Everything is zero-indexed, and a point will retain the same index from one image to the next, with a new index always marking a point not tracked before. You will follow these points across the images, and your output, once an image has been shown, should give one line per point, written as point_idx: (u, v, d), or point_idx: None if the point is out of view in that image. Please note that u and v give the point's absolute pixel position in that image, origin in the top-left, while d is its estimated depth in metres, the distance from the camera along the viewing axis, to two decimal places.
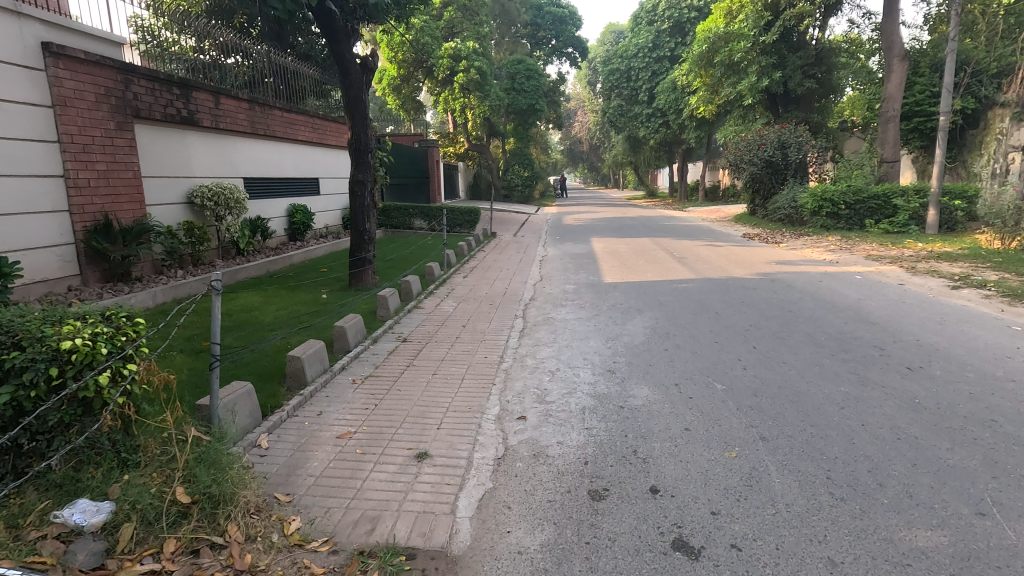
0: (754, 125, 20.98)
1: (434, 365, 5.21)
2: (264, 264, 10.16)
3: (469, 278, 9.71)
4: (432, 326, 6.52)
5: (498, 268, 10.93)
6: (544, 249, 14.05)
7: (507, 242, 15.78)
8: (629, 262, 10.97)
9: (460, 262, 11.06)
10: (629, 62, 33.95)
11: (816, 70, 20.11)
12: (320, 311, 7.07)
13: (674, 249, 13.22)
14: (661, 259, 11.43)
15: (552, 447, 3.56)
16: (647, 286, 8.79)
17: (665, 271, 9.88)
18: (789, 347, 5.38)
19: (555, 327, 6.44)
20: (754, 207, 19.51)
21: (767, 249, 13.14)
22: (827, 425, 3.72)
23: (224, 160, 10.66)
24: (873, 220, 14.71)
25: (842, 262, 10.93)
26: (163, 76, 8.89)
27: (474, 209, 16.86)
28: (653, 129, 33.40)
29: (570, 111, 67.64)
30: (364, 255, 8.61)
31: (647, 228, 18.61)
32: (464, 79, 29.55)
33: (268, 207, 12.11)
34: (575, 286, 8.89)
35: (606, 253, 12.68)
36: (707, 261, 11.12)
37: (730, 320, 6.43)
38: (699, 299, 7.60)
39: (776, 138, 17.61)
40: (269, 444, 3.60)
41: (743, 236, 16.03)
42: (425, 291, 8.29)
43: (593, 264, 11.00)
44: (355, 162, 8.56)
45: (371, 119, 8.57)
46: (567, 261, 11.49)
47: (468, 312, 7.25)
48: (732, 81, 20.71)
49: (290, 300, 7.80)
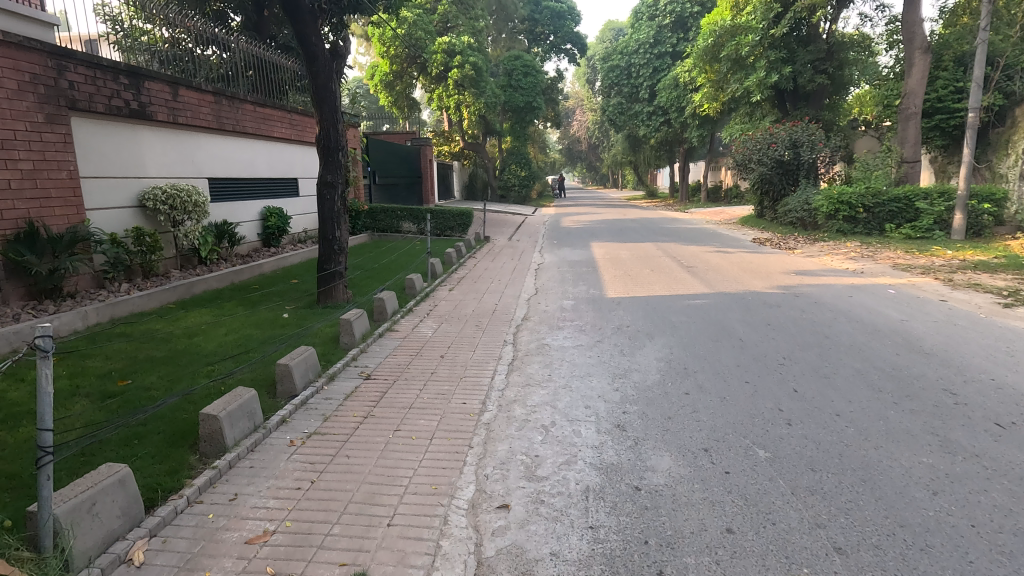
0: (761, 124, 19.96)
1: (398, 415, 4.18)
2: (228, 275, 9.14)
3: (455, 291, 8.69)
4: (404, 357, 5.49)
5: (489, 278, 9.91)
6: (540, 255, 13.03)
7: (501, 246, 14.75)
8: (632, 273, 9.97)
9: (447, 272, 10.05)
10: (630, 58, 32.90)
11: (827, 65, 19.10)
12: (276, 335, 6.04)
13: (681, 256, 12.23)
14: (667, 268, 10.41)
15: (543, 564, 2.54)
16: (655, 302, 7.78)
17: (675, 283, 8.86)
18: (838, 391, 4.36)
19: (550, 357, 5.42)
20: (763, 209, 18.50)
21: (782, 256, 12.14)
22: (924, 528, 2.69)
23: (185, 159, 9.61)
24: (893, 224, 13.69)
25: (868, 273, 9.90)
26: (107, 64, 7.81)
27: (466, 211, 15.86)
28: (654, 127, 32.39)
29: (569, 110, 66.54)
30: (337, 268, 7.57)
31: (650, 232, 17.58)
32: (458, 75, 28.50)
33: (239, 210, 11.08)
34: (573, 302, 7.86)
35: (606, 261, 11.67)
36: (718, 271, 10.11)
37: (758, 350, 5.42)
38: (718, 320, 6.60)
39: (787, 137, 16.59)
40: (145, 558, 2.57)
41: (753, 240, 15.03)
42: (404, 309, 7.29)
43: (593, 274, 9.97)
44: (325, 162, 7.50)
45: (341, 112, 7.52)
46: (565, 271, 10.47)
47: (449, 336, 6.23)
48: (739, 77, 19.68)
49: (246, 320, 6.78)
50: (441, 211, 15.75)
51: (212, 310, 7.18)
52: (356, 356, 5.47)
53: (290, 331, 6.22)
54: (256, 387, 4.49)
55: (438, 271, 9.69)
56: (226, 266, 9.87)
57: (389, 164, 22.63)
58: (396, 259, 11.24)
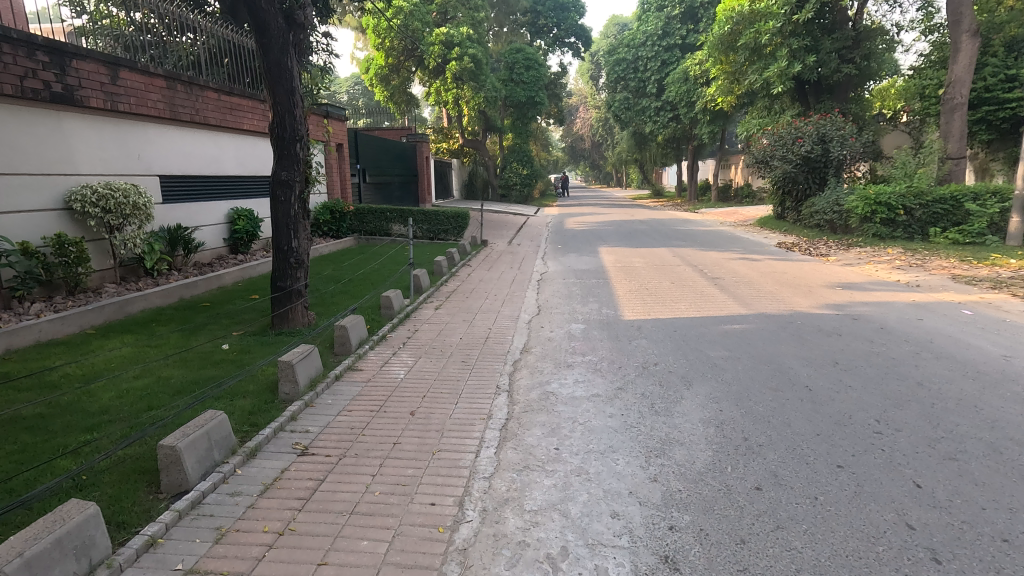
0: (781, 118, 18.48)
1: (333, 528, 2.80)
2: (178, 289, 7.78)
3: (442, 311, 7.31)
4: (362, 416, 4.11)
5: (484, 292, 8.53)
6: (543, 262, 11.64)
7: (499, 252, 13.36)
8: (651, 286, 8.56)
9: (434, 284, 8.70)
10: (637, 52, 31.43)
11: (853, 54, 17.65)
12: (202, 379, 4.66)
13: (701, 264, 10.82)
14: (689, 280, 8.99)
15: None
16: (683, 327, 6.36)
17: (704, 301, 7.47)
18: (983, 490, 2.96)
19: (557, 418, 4.02)
20: (786, 210, 17.13)
21: (817, 265, 10.71)
22: None
23: (130, 154, 8.23)
24: (939, 227, 12.24)
25: (927, 287, 8.47)
26: (19, 36, 6.39)
27: (461, 212, 14.52)
28: (662, 123, 30.93)
29: (572, 108, 65.07)
30: (293, 286, 6.18)
31: (663, 235, 16.14)
32: (457, 67, 27.06)
33: (200, 212, 9.72)
34: (584, 326, 6.48)
35: (618, 270, 10.28)
36: (749, 284, 8.69)
37: (836, 407, 4.03)
38: (768, 355, 5.20)
39: (815, 131, 15.10)
40: None
41: (778, 245, 13.62)
42: (376, 336, 5.93)
43: (605, 287, 8.57)
44: (278, 156, 6.10)
45: (298, 95, 6.11)
46: (571, 283, 9.07)
47: (424, 380, 4.84)
48: (758, 67, 18.19)
49: (174, 352, 5.40)
50: (434, 212, 14.43)
51: (138, 338, 5.81)
52: (297, 414, 4.08)
53: (223, 372, 4.84)
54: (133, 477, 3.11)
55: (424, 285, 8.32)
56: (179, 277, 8.52)
57: (383, 162, 21.24)
58: (378, 269, 9.93)
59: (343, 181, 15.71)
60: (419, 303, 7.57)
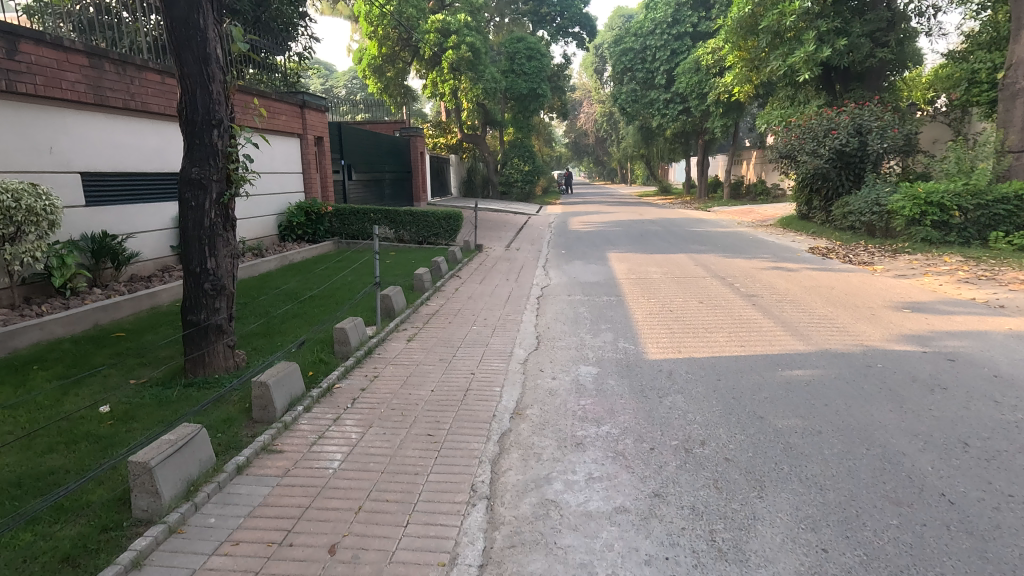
0: (807, 108, 16.87)
1: None
2: (91, 314, 6.29)
3: (415, 344, 5.78)
4: (252, 557, 2.58)
5: (471, 315, 7.03)
6: (544, 272, 10.13)
7: (495, 258, 11.82)
8: (676, 309, 7.01)
9: (412, 305, 7.19)
10: (645, 41, 29.72)
11: (887, 37, 16.00)
12: (35, 476, 3.14)
13: (729, 275, 9.25)
14: (720, 299, 7.43)
15: None
16: (725, 372, 4.81)
17: (745, 332, 5.94)
18: None
19: (561, 567, 2.50)
20: (813, 210, 15.55)
21: (866, 277, 9.13)
22: None
23: (38, 146, 6.72)
24: (999, 231, 10.65)
25: (1018, 309, 6.88)
26: None
27: (453, 213, 12.97)
28: (671, 116, 29.29)
29: (577, 102, 63.38)
30: (211, 320, 4.64)
31: (678, 238, 14.57)
32: (454, 56, 25.46)
33: (137, 216, 8.22)
34: (596, 371, 4.96)
35: (632, 283, 8.74)
36: (795, 305, 7.12)
37: (1013, 547, 2.50)
38: (860, 429, 3.66)
39: (850, 122, 13.46)
40: None
41: (808, 251, 12.07)
42: (318, 388, 4.44)
43: (619, 308, 7.04)
44: (188, 147, 4.55)
45: (213, 64, 4.56)
46: (578, 303, 7.53)
47: (368, 473, 3.31)
48: (781, 53, 16.52)
49: (29, 420, 3.89)
50: (424, 214, 12.89)
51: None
52: (147, 555, 2.57)
53: (76, 461, 3.33)
54: None
55: (398, 307, 6.81)
56: (101, 296, 7.03)
57: (373, 158, 19.70)
58: (349, 285, 8.42)
59: (325, 179, 14.21)
60: (388, 333, 6.06)
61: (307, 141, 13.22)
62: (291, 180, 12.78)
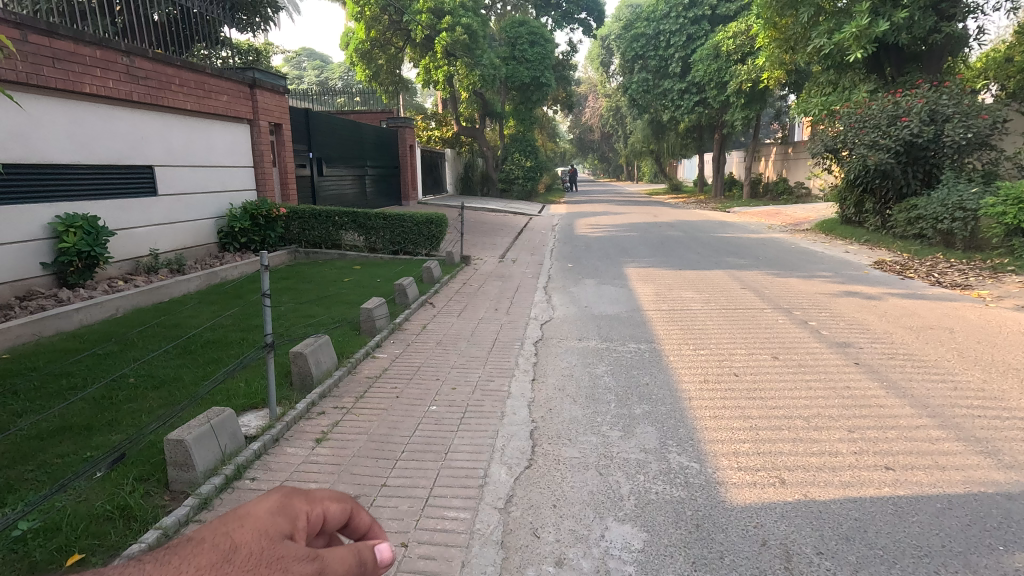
0: (856, 93, 14.41)
1: None
2: None
3: (324, 455, 3.43)
4: None
5: (434, 378, 4.66)
6: (545, 296, 7.77)
7: (484, 274, 9.48)
8: (742, 372, 4.65)
9: (346, 362, 4.82)
10: (658, 25, 27.09)
11: (955, 7, 13.46)
12: None
13: (793, 305, 6.89)
14: (802, 354, 5.07)
15: None
16: (898, 558, 2.43)
17: (879, 430, 3.57)
18: None
19: None
20: (866, 214, 13.12)
21: (982, 309, 6.72)
22: None
23: None
24: None
25: None
26: None
27: (434, 216, 10.62)
28: (687, 108, 26.75)
29: (581, 96, 60.81)
30: None
31: (705, 246, 12.21)
32: (449, 39, 22.93)
33: None
34: (638, 541, 2.61)
35: (665, 318, 6.40)
36: (921, 365, 4.75)
37: None
38: None
39: (924, 106, 11.01)
40: None
41: (875, 267, 9.68)
42: None
43: (659, 371, 4.67)
44: None
45: None
46: (593, 356, 5.18)
47: None
48: (826, 28, 14.02)
49: None
50: (399, 217, 10.56)
51: None
52: None
53: None
54: None
55: (321, 371, 4.44)
56: None
57: (354, 151, 17.35)
58: (275, 321, 6.08)
59: (286, 174, 11.87)
60: (286, 427, 3.71)
61: (259, 128, 10.85)
62: (236, 175, 10.45)
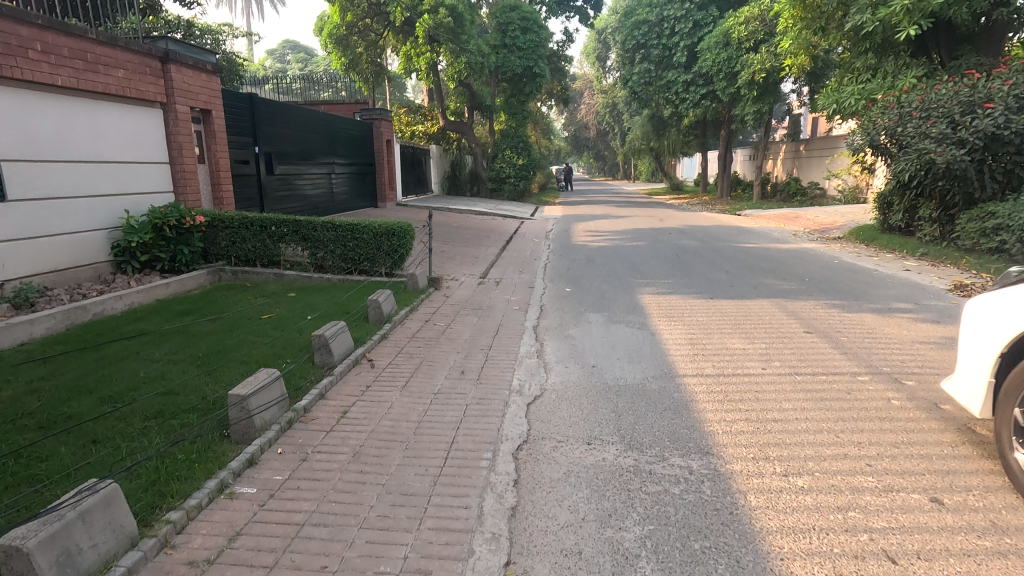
0: (903, 78, 12.29)
1: None
2: None
3: None
4: None
5: (315, 568, 2.44)
6: (534, 342, 5.58)
7: (456, 303, 7.27)
8: (901, 554, 2.45)
9: (160, 529, 2.59)
10: (661, 11, 24.85)
11: None
12: None
13: (897, 367, 4.69)
14: (980, 492, 2.89)
15: None
16: None
17: None
18: None
19: None
20: (921, 222, 10.99)
21: None
22: None
23: None
24: None
25: None
26: None
27: (397, 226, 8.38)
28: (692, 101, 24.58)
29: (577, 93, 58.58)
30: None
31: (732, 262, 10.07)
32: (431, 22, 20.64)
33: None
34: None
35: (715, 395, 4.21)
36: None
37: None
38: None
39: (1011, 90, 8.91)
40: None
41: (959, 294, 7.56)
42: None
43: (745, 554, 2.48)
44: None
45: None
46: (615, 497, 2.96)
47: None
48: (868, 2, 11.86)
49: None
50: (352, 227, 8.31)
51: None
52: None
53: None
54: None
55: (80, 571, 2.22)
56: None
57: (319, 145, 15.05)
58: (107, 406, 3.86)
59: (217, 173, 9.59)
60: None
61: (175, 113, 8.56)
62: (144, 174, 8.18)
